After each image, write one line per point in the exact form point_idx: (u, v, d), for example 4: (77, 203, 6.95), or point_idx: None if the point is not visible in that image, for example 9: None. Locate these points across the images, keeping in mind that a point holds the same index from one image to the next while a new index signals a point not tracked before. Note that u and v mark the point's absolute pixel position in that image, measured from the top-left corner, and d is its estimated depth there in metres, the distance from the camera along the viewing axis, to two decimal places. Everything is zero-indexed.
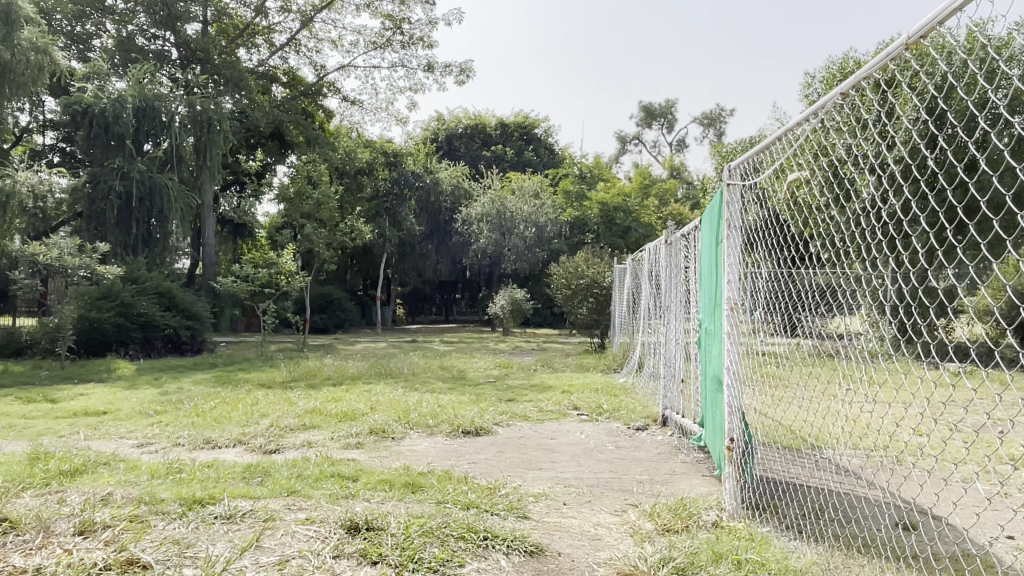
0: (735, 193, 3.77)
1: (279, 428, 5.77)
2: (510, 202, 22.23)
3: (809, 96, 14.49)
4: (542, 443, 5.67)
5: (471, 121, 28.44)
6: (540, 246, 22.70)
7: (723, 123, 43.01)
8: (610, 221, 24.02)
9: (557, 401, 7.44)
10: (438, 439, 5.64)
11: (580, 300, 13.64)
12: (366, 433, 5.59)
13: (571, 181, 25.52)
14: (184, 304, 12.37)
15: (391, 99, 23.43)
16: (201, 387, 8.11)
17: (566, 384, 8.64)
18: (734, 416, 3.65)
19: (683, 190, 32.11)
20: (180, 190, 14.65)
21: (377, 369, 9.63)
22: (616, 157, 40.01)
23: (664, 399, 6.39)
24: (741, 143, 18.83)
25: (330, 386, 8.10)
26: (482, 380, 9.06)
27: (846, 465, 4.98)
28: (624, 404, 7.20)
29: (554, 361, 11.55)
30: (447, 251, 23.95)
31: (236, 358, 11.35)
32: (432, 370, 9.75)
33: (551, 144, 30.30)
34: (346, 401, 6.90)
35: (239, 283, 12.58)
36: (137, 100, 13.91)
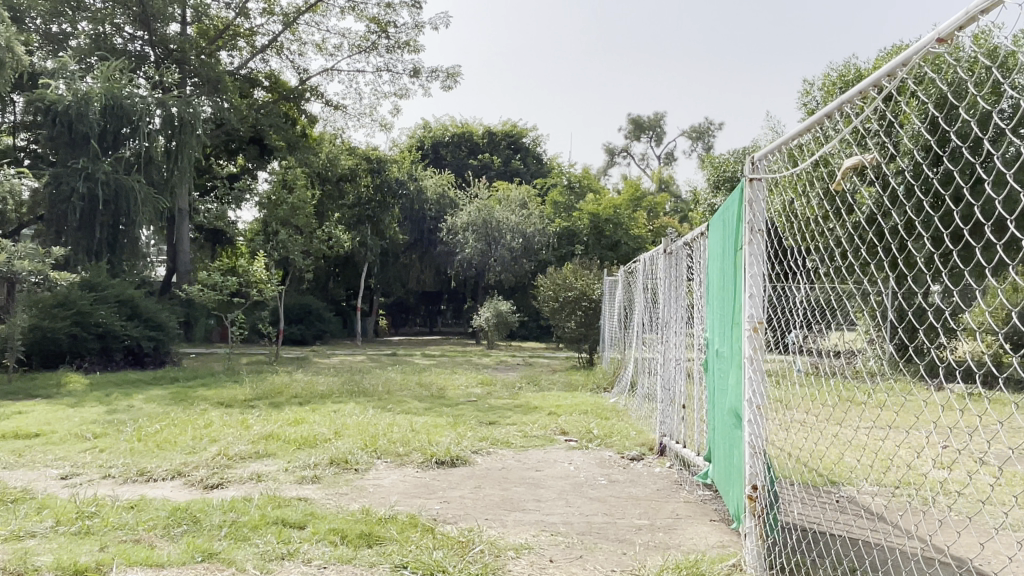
0: (759, 190, 3.13)
1: (227, 456, 5.08)
2: (497, 212, 21.69)
3: (807, 104, 14.00)
4: (526, 476, 5.01)
5: (458, 130, 27.93)
6: (527, 257, 22.09)
7: (712, 136, 42.79)
8: (599, 233, 23.41)
9: (543, 424, 6.77)
10: (408, 471, 4.98)
11: (568, 313, 13.01)
12: (325, 465, 4.91)
13: (559, 191, 25.00)
14: (148, 313, 11.58)
15: (376, 105, 22.86)
16: (153, 405, 7.39)
17: (552, 405, 7.98)
18: (757, 457, 3.01)
19: (673, 202, 31.69)
20: (149, 193, 13.74)
21: (350, 386, 8.94)
22: (605, 169, 39.60)
23: (661, 425, 5.77)
24: (734, 154, 18.33)
25: (294, 406, 7.41)
26: (462, 400, 8.39)
27: (871, 507, 4.41)
28: (616, 429, 6.55)
29: (540, 378, 10.90)
30: (431, 261, 23.31)
31: (201, 372, 10.61)
32: (409, 388, 9.07)
33: (539, 153, 29.77)
34: (309, 424, 6.22)
35: (207, 291, 11.79)
36: (105, 98, 13.08)
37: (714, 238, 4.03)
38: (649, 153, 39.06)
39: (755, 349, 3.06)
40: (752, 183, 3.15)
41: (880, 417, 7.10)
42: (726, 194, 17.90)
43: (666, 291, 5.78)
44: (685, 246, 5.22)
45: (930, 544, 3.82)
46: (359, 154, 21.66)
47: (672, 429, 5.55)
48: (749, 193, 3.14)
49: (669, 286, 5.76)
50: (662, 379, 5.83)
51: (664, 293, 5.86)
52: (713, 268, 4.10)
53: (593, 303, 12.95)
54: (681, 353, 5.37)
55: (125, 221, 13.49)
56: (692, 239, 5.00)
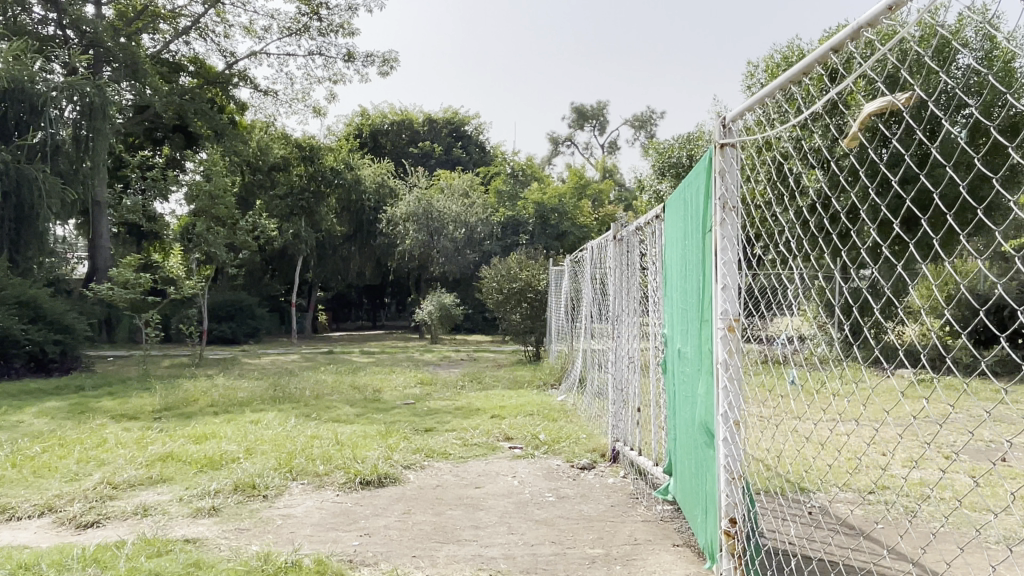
0: (732, 160, 2.57)
1: (110, 485, 4.31)
2: (437, 202, 20.96)
3: (752, 87, 13.72)
4: (464, 494, 4.41)
5: (398, 117, 27.03)
6: (470, 247, 21.48)
7: (653, 126, 42.84)
8: (545, 223, 22.95)
9: (485, 430, 6.16)
10: (326, 496, 4.32)
11: (513, 305, 12.43)
12: (227, 492, 4.20)
13: (502, 180, 24.41)
14: (53, 315, 10.46)
15: (309, 90, 21.84)
16: (44, 422, 6.50)
17: (496, 405, 7.38)
18: (734, 484, 2.47)
19: (616, 191, 31.51)
20: (56, 184, 12.32)
21: (275, 391, 8.17)
22: (548, 158, 39.20)
23: (612, 427, 5.25)
24: (678, 139, 18.00)
25: (205, 418, 6.64)
26: (398, 403, 7.72)
27: (848, 521, 4.00)
28: (564, 433, 6.00)
29: (485, 375, 10.30)
30: (371, 253, 22.49)
31: (111, 379, 9.64)
32: (341, 391, 8.33)
33: (481, 141, 29.09)
34: (220, 439, 5.49)
35: (120, 290, 10.74)
36: (4, 78, 11.63)
37: (675, 216, 3.48)
38: (592, 142, 38.82)
39: (732, 351, 2.51)
40: (723, 150, 2.58)
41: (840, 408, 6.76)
42: (671, 180, 17.61)
43: (616, 279, 5.26)
44: (635, 232, 4.71)
45: (921, 568, 3.41)
46: (292, 142, 20.62)
47: (625, 432, 5.03)
48: (720, 161, 2.58)
49: (619, 276, 5.24)
50: (613, 378, 5.33)
51: (614, 283, 5.36)
52: (672, 253, 3.55)
53: (539, 295, 12.38)
54: (633, 350, 4.87)
55: (29, 215, 12.06)
56: (644, 225, 4.50)
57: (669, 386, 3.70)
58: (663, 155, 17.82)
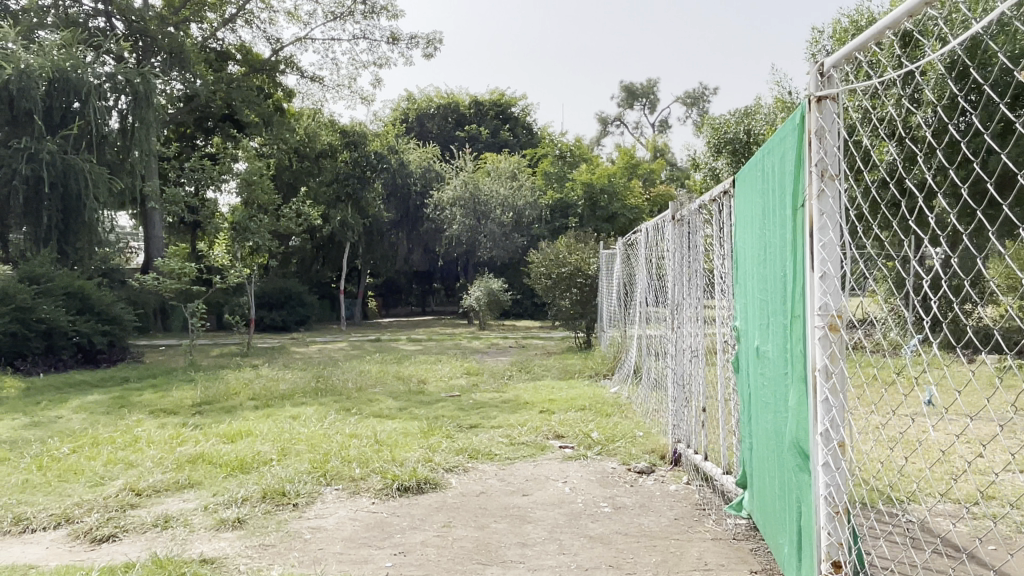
0: (830, 118, 2.07)
1: (133, 493, 4.04)
2: (484, 185, 20.60)
3: (815, 55, 12.90)
4: (511, 503, 4.01)
5: (444, 100, 26.68)
6: (518, 231, 21.09)
7: (705, 102, 41.58)
8: (594, 205, 22.37)
9: (534, 427, 5.74)
10: (362, 504, 3.97)
11: (563, 290, 11.99)
12: (255, 501, 3.89)
13: (551, 161, 23.86)
14: (100, 306, 10.42)
15: (354, 75, 21.65)
16: (81, 418, 6.33)
17: (546, 398, 6.97)
18: (838, 519, 2.02)
19: (667, 171, 30.68)
20: (101, 174, 12.28)
21: (318, 383, 7.90)
22: (597, 138, 38.43)
23: (672, 425, 4.79)
24: (734, 114, 17.20)
25: (243, 414, 6.38)
26: (443, 396, 7.37)
27: (957, 541, 3.49)
28: (618, 430, 5.54)
29: (534, 364, 9.90)
30: (419, 239, 22.31)
31: (156, 370, 9.52)
32: (385, 383, 8.02)
33: (529, 123, 28.57)
34: (255, 439, 5.22)
35: (166, 280, 10.63)
36: (49, 68, 11.62)
37: (750, 188, 2.99)
38: (642, 121, 37.89)
39: (832, 355, 2.03)
40: (819, 105, 2.08)
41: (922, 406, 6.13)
42: (727, 157, 16.84)
43: (676, 264, 4.75)
44: (698, 211, 4.19)
45: None
46: (338, 128, 20.44)
47: (688, 433, 4.55)
48: (815, 121, 2.09)
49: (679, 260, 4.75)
50: (673, 370, 4.86)
51: (673, 269, 4.85)
52: (747, 231, 3.07)
53: (589, 279, 11.90)
54: (696, 343, 4.38)
55: (76, 205, 12.06)
56: (709, 203, 3.99)
57: (744, 385, 3.24)
58: (719, 130, 17.05)
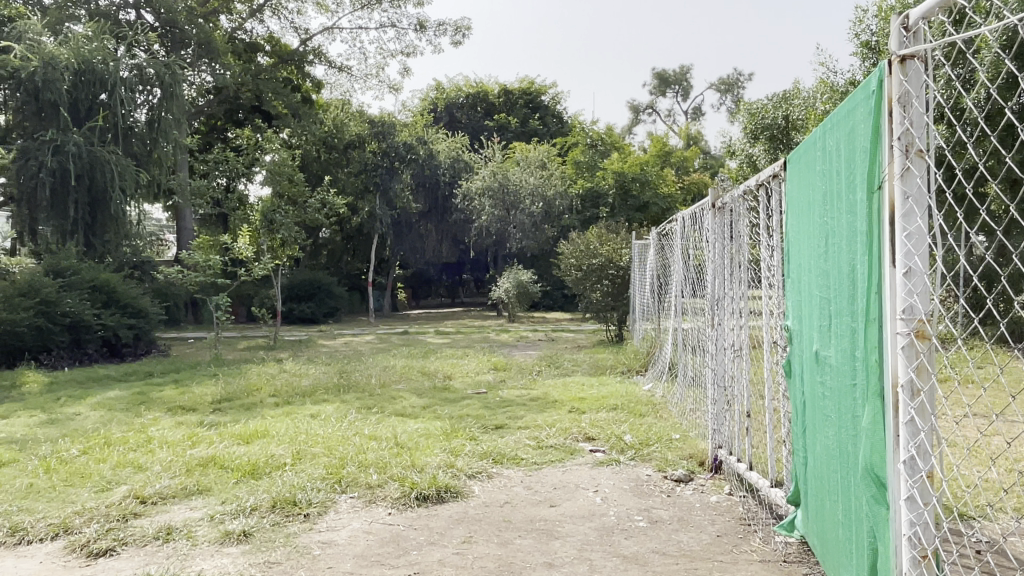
0: (916, 84, 1.71)
1: (137, 500, 3.82)
2: (514, 174, 20.27)
3: (859, 35, 12.33)
4: (537, 514, 3.72)
5: (473, 90, 26.38)
6: (548, 222, 20.74)
7: (740, 88, 40.69)
8: (626, 194, 21.87)
9: (562, 429, 5.43)
10: (377, 515, 3.70)
11: (594, 282, 11.64)
12: (263, 510, 3.64)
13: (582, 150, 23.40)
14: (125, 299, 10.36)
15: (383, 65, 21.45)
16: (99, 416, 6.17)
17: (577, 396, 6.65)
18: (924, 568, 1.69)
19: (701, 159, 30.01)
20: (127, 165, 12.21)
21: (341, 378, 7.69)
22: (628, 127, 37.83)
23: (712, 429, 4.45)
24: (771, 99, 16.60)
25: (262, 413, 6.17)
26: (469, 393, 7.09)
27: None
28: (652, 433, 5.20)
29: (564, 359, 9.56)
30: (447, 230, 22.09)
31: (181, 364, 9.40)
32: (410, 379, 7.77)
33: (559, 112, 28.13)
34: (271, 440, 4.99)
35: (191, 273, 10.53)
36: (74, 60, 11.57)
37: (807, 168, 2.64)
38: (675, 109, 37.21)
39: (920, 368, 1.70)
40: (902, 66, 1.73)
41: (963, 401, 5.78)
42: (764, 143, 16.29)
43: (716, 254, 4.38)
44: (741, 196, 3.82)
45: None
46: (366, 117, 20.24)
47: (730, 439, 4.20)
48: (897, 87, 1.73)
49: (719, 251, 4.39)
50: (712, 370, 4.51)
51: (713, 261, 4.49)
52: (803, 218, 2.72)
53: (621, 271, 11.53)
54: (739, 341, 4.02)
55: (102, 197, 12.01)
56: (754, 188, 3.62)
57: (798, 390, 2.90)
58: (755, 116, 16.48)
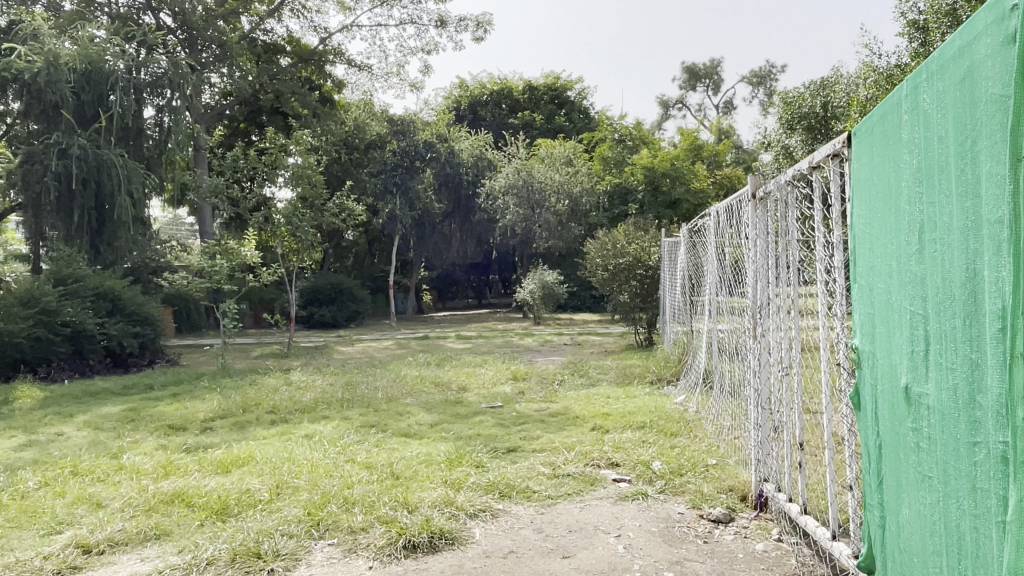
0: None
1: (78, 552, 3.26)
2: (538, 171, 19.64)
3: (906, 13, 11.46)
4: (545, 569, 3.09)
5: (497, 87, 25.84)
6: (575, 220, 20.09)
7: (773, 81, 39.58)
8: (655, 189, 21.09)
9: (582, 452, 4.79)
10: (357, 569, 3.11)
11: (621, 282, 10.96)
12: (223, 565, 3.08)
13: (609, 145, 22.67)
14: (131, 307, 10.03)
15: (403, 63, 20.94)
16: (77, 438, 5.68)
17: (600, 411, 6.01)
18: None
19: (734, 154, 29.06)
20: (134, 168, 11.91)
21: (348, 391, 7.13)
22: (657, 122, 36.98)
23: (755, 457, 3.78)
24: (809, 87, 15.73)
25: (253, 434, 5.64)
26: (483, 408, 6.49)
27: None
28: (685, 458, 4.55)
29: (589, 366, 8.91)
30: (471, 230, 21.55)
31: (185, 375, 8.94)
32: (421, 392, 7.18)
33: (586, 107, 27.40)
34: (255, 468, 4.45)
35: (196, 279, 10.08)
36: (79, 60, 11.25)
37: (885, 142, 2.01)
38: (705, 103, 36.27)
39: None
40: None
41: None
42: (801, 133, 15.43)
43: (760, 252, 3.68)
44: (790, 183, 3.12)
45: None
46: (386, 116, 19.75)
47: (778, 472, 3.53)
48: None
49: (764, 249, 3.69)
50: (755, 389, 3.83)
51: (755, 261, 3.80)
52: (878, 209, 2.10)
53: (650, 270, 10.85)
54: (788, 355, 3.34)
55: (107, 201, 11.72)
56: (808, 172, 2.93)
57: (870, 430, 2.26)
58: (792, 105, 15.62)
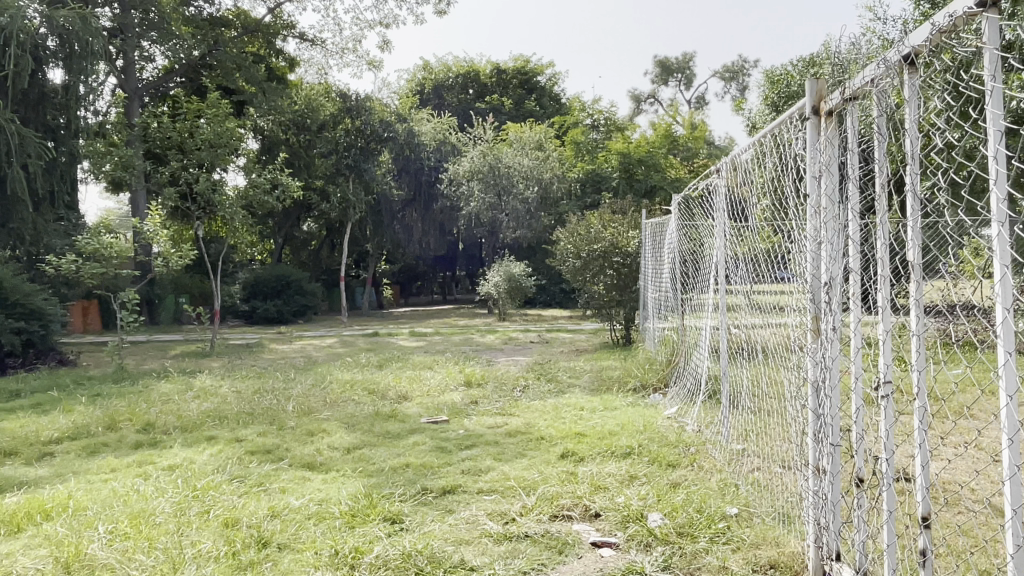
0: None
1: None
2: (506, 155, 18.22)
3: None
4: None
5: (463, 69, 24.35)
6: (544, 209, 18.78)
7: (745, 76, 38.66)
8: (631, 178, 19.80)
9: (549, 494, 3.38)
10: None
11: (595, 272, 9.59)
12: None
13: (581, 130, 21.38)
14: (14, 297, 8.35)
15: (359, 37, 19.31)
16: None
17: (573, 430, 4.60)
18: None
19: (709, 148, 27.99)
20: (30, 137, 10.16)
21: (252, 401, 5.63)
22: (629, 116, 35.73)
23: (813, 519, 2.47)
24: (796, 65, 14.55)
25: (98, 465, 4.12)
26: (422, 424, 5.07)
27: None
28: (691, 507, 3.15)
29: (558, 368, 7.53)
30: (433, 220, 20.05)
31: (68, 378, 7.33)
32: (348, 403, 5.71)
33: (557, 93, 26.03)
34: (50, 529, 2.93)
35: (89, 264, 8.53)
36: None
37: None
38: (677, 96, 35.16)
39: None
40: None
41: (943, 431, 4.60)
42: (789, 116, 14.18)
43: (831, 196, 2.32)
44: (913, 57, 1.78)
45: None
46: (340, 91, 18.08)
47: (862, 553, 2.17)
48: None
49: (838, 191, 2.34)
50: (812, 413, 2.49)
51: (818, 211, 2.44)
52: None
53: (628, 259, 9.51)
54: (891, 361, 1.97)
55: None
56: (966, 22, 1.58)
57: None
58: (779, 83, 14.37)
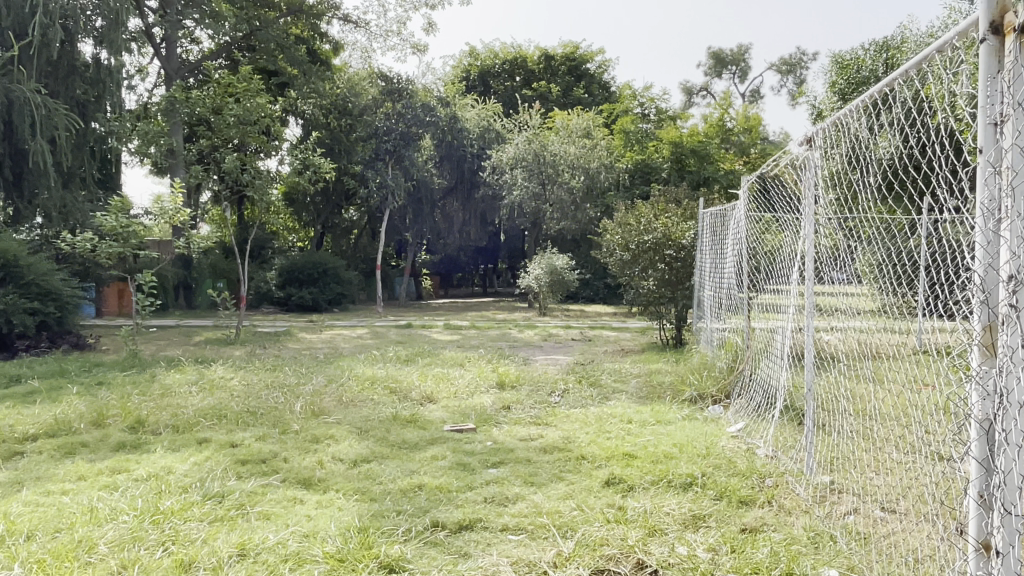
0: None
1: None
2: (552, 143, 17.47)
3: None
4: None
5: (510, 56, 23.59)
6: (590, 200, 17.98)
7: (803, 68, 37.02)
8: (682, 169, 18.85)
9: (591, 537, 2.67)
10: None
11: (644, 267, 8.82)
12: None
13: (630, 118, 20.45)
14: (29, 276, 7.96)
15: (404, 19, 18.71)
16: None
17: (620, 449, 3.87)
18: None
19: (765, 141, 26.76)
20: (56, 111, 9.81)
21: (258, 398, 5.04)
22: (681, 108, 34.47)
23: None
24: (868, 49, 13.46)
25: (65, 469, 3.55)
26: (445, 432, 4.40)
27: None
28: (777, 567, 2.40)
29: (601, 370, 6.79)
30: (474, 209, 19.36)
31: (75, 364, 6.87)
32: (364, 404, 5.08)
33: (607, 81, 25.11)
34: None
35: (105, 243, 8.09)
36: None
37: None
38: (732, 88, 33.82)
39: None
40: None
41: None
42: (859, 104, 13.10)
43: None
44: None
45: None
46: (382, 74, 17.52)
47: None
48: None
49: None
50: (976, 465, 1.74)
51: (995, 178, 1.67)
52: None
53: (681, 252, 8.69)
54: None
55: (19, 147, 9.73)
56: None
57: None
58: (849, 68, 13.29)
